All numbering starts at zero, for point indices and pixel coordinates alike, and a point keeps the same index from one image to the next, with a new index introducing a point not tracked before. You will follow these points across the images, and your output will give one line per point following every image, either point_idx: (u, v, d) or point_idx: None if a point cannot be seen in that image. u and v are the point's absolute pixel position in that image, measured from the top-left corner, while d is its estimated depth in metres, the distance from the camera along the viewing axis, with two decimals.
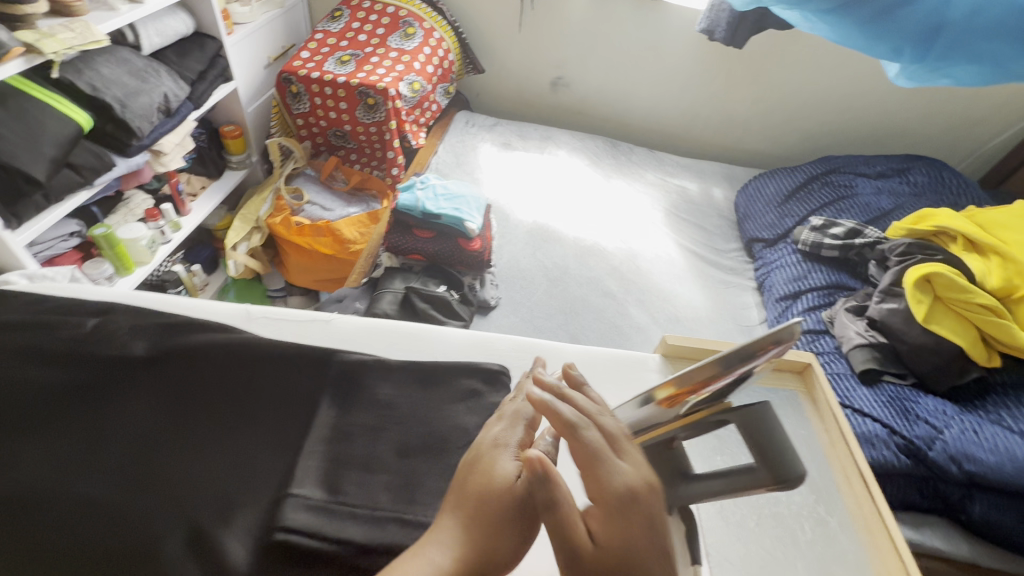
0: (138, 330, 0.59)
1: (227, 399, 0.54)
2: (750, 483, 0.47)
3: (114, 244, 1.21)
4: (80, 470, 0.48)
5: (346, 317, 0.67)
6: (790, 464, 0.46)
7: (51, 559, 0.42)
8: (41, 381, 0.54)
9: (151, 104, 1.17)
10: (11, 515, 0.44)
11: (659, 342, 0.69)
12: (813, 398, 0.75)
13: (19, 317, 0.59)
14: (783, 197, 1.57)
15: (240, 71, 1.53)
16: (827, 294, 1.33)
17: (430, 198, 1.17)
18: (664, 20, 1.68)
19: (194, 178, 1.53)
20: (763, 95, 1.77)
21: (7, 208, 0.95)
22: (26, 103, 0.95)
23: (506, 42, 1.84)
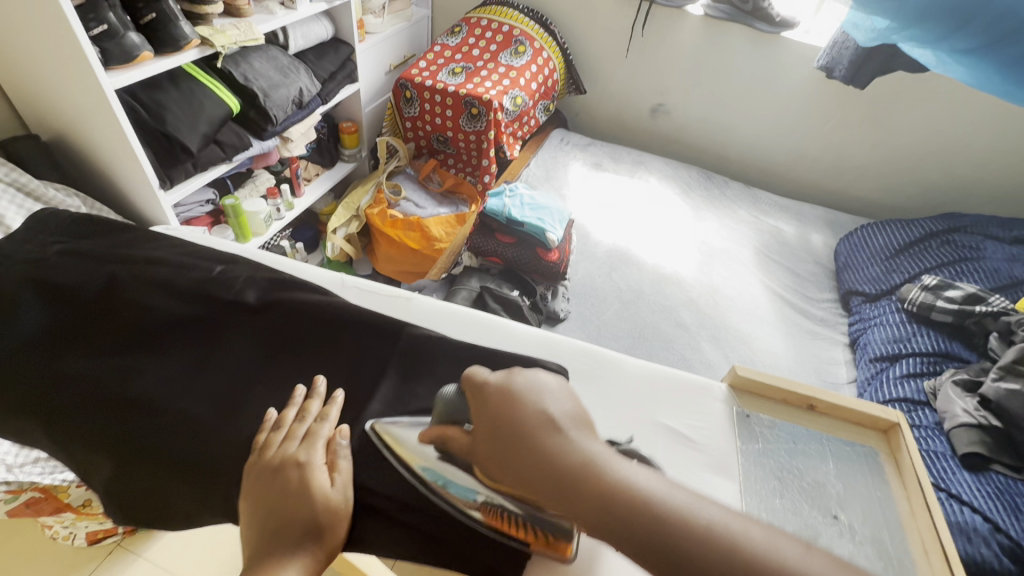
0: (250, 281, 0.65)
1: (312, 350, 0.60)
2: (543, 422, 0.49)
3: (238, 214, 1.37)
4: (195, 387, 0.55)
5: (425, 298, 0.70)
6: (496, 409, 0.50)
7: (169, 454, 0.50)
8: (169, 309, 0.61)
9: (288, 97, 1.32)
10: (142, 414, 0.53)
11: (727, 371, 0.64)
12: (893, 460, 0.59)
13: (159, 254, 0.68)
14: (893, 251, 1.44)
15: (364, 74, 1.69)
16: (933, 362, 1.20)
17: (516, 206, 1.22)
18: (780, 55, 1.63)
19: (311, 165, 1.70)
20: (882, 140, 1.64)
21: (164, 171, 1.11)
22: (193, 86, 1.12)
23: (611, 66, 1.87)
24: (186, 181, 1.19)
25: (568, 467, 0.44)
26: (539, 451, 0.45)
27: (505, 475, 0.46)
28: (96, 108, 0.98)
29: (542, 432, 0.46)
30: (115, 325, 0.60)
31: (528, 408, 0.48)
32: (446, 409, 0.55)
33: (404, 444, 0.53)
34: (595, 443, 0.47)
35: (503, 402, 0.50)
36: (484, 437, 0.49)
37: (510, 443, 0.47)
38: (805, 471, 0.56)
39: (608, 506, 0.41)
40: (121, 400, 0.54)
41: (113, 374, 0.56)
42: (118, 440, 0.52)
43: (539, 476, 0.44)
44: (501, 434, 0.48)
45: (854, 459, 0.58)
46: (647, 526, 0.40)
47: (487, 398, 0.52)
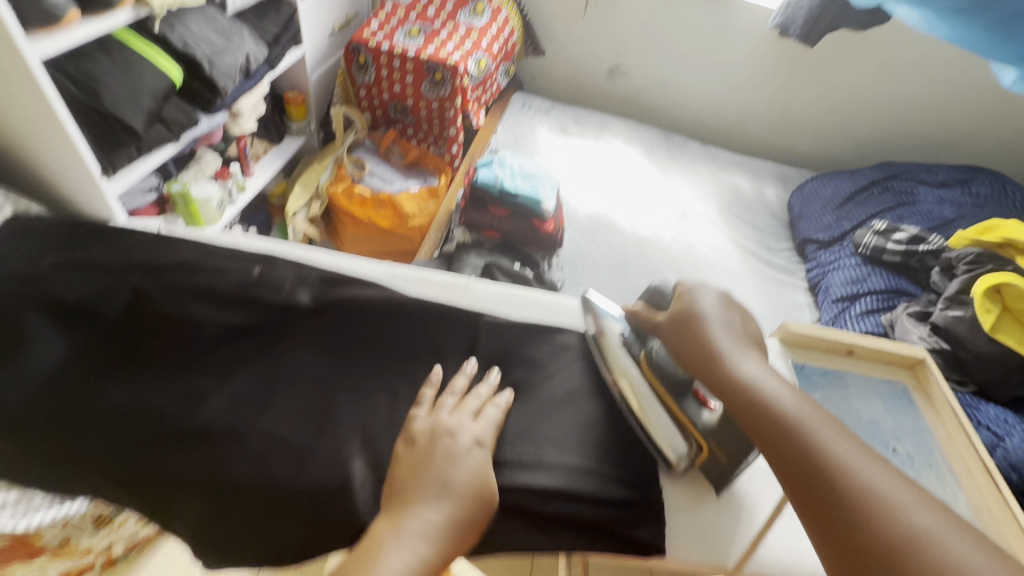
0: (302, 280, 0.58)
1: (382, 347, 0.55)
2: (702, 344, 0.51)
3: (188, 202, 1.22)
4: (271, 404, 0.49)
5: (484, 284, 0.67)
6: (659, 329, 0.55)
7: (259, 480, 0.44)
8: (214, 324, 0.55)
9: (235, 64, 1.17)
10: (219, 440, 0.47)
11: (778, 327, 0.66)
12: (925, 393, 0.65)
13: (187, 259, 0.60)
14: (841, 200, 1.58)
15: (309, 37, 1.52)
16: (887, 298, 1.34)
17: (508, 176, 1.18)
18: (733, 14, 1.67)
19: (258, 141, 1.55)
20: (824, 96, 1.76)
21: (105, 158, 0.95)
22: (127, 54, 0.95)
23: (568, 26, 1.83)
24: (130, 167, 1.03)
25: (727, 370, 0.48)
26: (714, 352, 0.50)
27: (681, 362, 0.52)
28: (15, 86, 0.81)
29: (719, 337, 0.51)
30: (156, 352, 0.53)
31: (710, 317, 0.53)
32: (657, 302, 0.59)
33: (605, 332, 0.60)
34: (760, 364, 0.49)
35: (690, 311, 0.54)
36: (676, 329, 0.54)
37: (684, 347, 0.52)
38: (862, 410, 0.62)
39: (756, 409, 0.45)
40: (192, 431, 0.47)
41: (176, 405, 0.49)
42: (196, 472, 0.45)
43: (701, 365, 0.50)
44: (684, 330, 0.53)
45: (893, 397, 0.64)
46: (779, 433, 0.43)
47: (682, 305, 0.55)
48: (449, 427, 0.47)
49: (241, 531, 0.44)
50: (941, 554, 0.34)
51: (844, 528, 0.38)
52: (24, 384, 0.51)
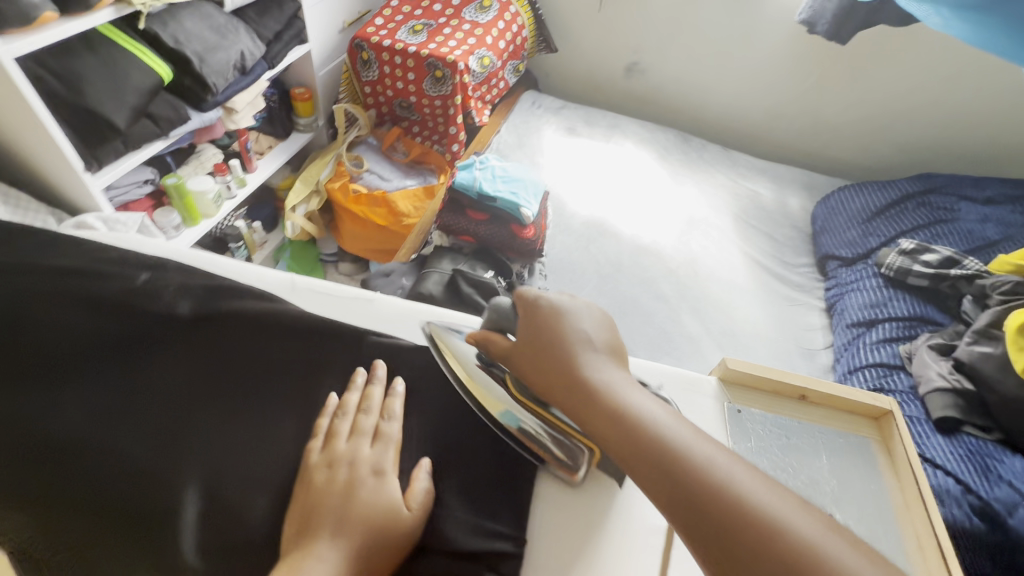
0: (184, 289, 0.54)
1: (249, 367, 0.51)
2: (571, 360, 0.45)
3: (183, 195, 1.25)
4: (120, 419, 0.46)
5: (388, 298, 0.60)
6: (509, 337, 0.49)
7: (85, 504, 0.42)
8: (83, 327, 0.51)
9: (228, 61, 1.18)
10: (58, 455, 0.44)
11: (717, 363, 0.60)
12: (886, 448, 0.57)
13: (78, 262, 0.57)
14: (869, 214, 1.43)
15: (316, 34, 1.54)
16: (908, 327, 1.20)
17: (488, 179, 1.14)
18: (760, 7, 1.55)
19: (263, 137, 1.57)
20: (861, 98, 1.60)
21: (90, 151, 0.99)
22: (112, 51, 0.98)
23: (583, 21, 1.76)
24: (118, 160, 1.06)
25: (588, 387, 0.43)
26: (581, 378, 0.43)
27: (538, 388, 0.46)
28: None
29: (578, 350, 0.45)
30: (27, 355, 0.49)
31: (567, 328, 0.46)
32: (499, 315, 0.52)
33: (456, 355, 0.52)
34: (622, 372, 0.44)
35: (546, 325, 0.47)
36: (529, 353, 0.47)
37: (546, 373, 0.45)
38: (800, 468, 0.55)
39: (626, 428, 0.40)
40: (38, 441, 0.44)
41: (24, 414, 0.46)
42: (36, 488, 0.43)
43: (559, 385, 0.44)
44: (540, 349, 0.46)
45: (846, 452, 0.56)
46: (644, 451, 0.38)
47: (534, 318, 0.48)
48: (347, 456, 0.45)
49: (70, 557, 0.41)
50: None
51: (728, 550, 0.33)
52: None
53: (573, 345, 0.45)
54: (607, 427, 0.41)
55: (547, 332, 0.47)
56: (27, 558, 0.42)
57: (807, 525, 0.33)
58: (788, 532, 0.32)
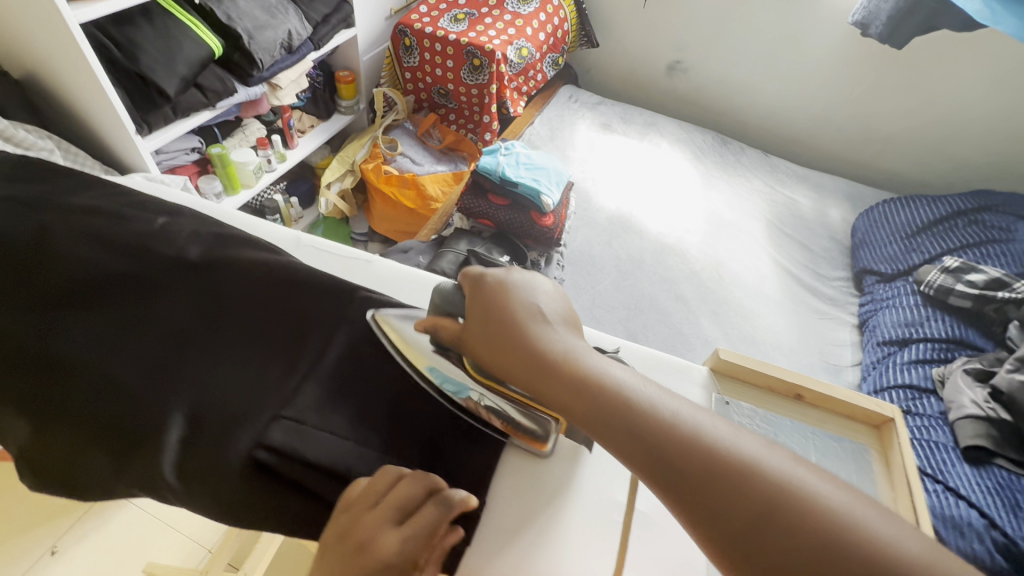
0: (196, 236, 0.56)
1: (249, 310, 0.51)
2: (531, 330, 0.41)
3: (226, 164, 1.32)
4: (121, 345, 0.47)
5: (387, 261, 0.61)
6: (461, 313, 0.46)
7: (80, 420, 0.43)
8: (90, 260, 0.51)
9: (275, 40, 1.24)
10: (59, 372, 0.45)
11: (710, 354, 0.58)
12: (884, 457, 0.54)
13: (100, 202, 0.57)
14: (914, 229, 1.36)
15: (363, 19, 1.59)
16: (945, 349, 1.13)
17: (511, 165, 1.15)
18: (813, 8, 1.49)
19: (306, 116, 1.63)
20: (917, 108, 1.51)
21: (141, 116, 1.06)
22: (169, 23, 1.05)
23: (627, 17, 1.74)
24: (167, 127, 1.14)
25: (548, 357, 0.39)
26: (542, 349, 0.39)
27: (491, 367, 0.42)
28: (62, 45, 0.92)
29: (531, 323, 0.41)
30: (42, 280, 0.50)
31: (514, 300, 0.42)
32: (445, 298, 0.47)
33: (399, 335, 0.49)
34: (581, 339, 0.41)
35: (494, 300, 0.43)
36: (483, 332, 0.42)
37: (502, 348, 0.41)
38: None
39: (594, 398, 0.36)
40: (40, 359, 0.45)
41: (30, 330, 0.47)
42: (33, 402, 0.44)
43: (515, 360, 0.40)
44: (489, 324, 0.42)
45: (841, 456, 0.53)
46: (622, 420, 0.34)
47: (482, 293, 0.44)
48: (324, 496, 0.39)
49: (66, 465, 0.43)
50: (858, 532, 0.28)
51: (722, 510, 0.30)
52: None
53: (529, 314, 0.42)
54: (581, 400, 0.36)
55: (497, 305, 0.43)
56: (21, 465, 0.44)
57: (793, 470, 0.31)
58: (778, 478, 0.30)
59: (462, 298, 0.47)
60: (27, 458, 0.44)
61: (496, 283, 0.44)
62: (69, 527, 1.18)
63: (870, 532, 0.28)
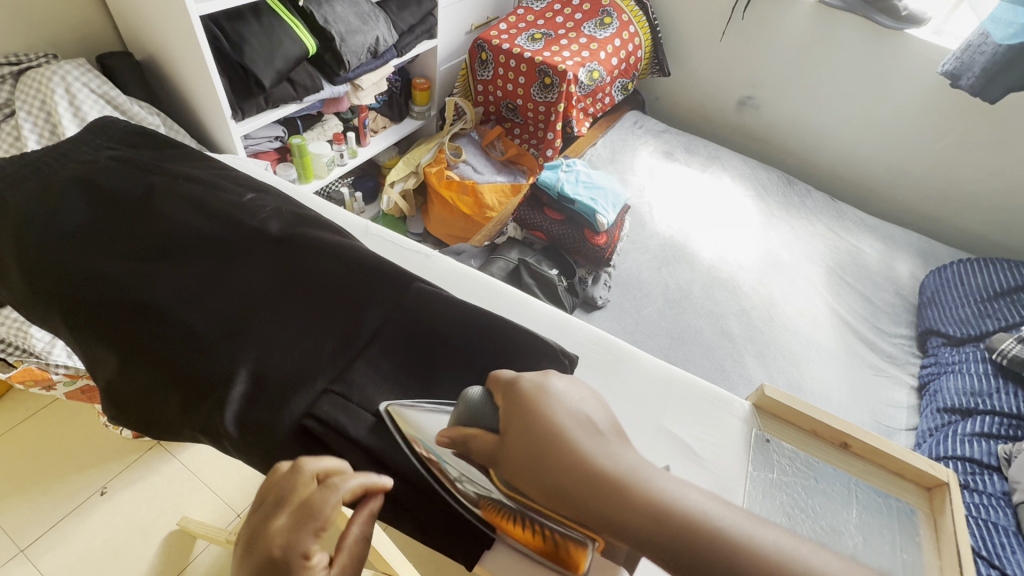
0: (276, 212, 0.60)
1: (315, 286, 0.55)
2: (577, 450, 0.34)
3: (303, 154, 1.41)
4: (201, 303, 0.51)
5: (445, 257, 0.64)
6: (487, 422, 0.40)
7: (161, 364, 0.47)
8: (184, 222, 0.56)
9: (364, 44, 1.33)
10: (147, 319, 0.49)
11: (754, 389, 0.57)
12: (932, 522, 0.51)
13: (199, 171, 0.62)
14: (990, 294, 1.27)
15: (445, 31, 1.67)
16: (1014, 426, 1.05)
17: (570, 182, 1.17)
18: (900, 54, 1.44)
19: (380, 117, 1.72)
20: (1005, 167, 1.43)
21: (238, 103, 1.16)
22: (273, 22, 1.14)
23: (703, 50, 1.74)
24: (258, 115, 1.23)
25: (609, 485, 0.34)
26: (599, 477, 0.34)
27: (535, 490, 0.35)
28: (182, 34, 1.03)
29: (579, 440, 0.35)
30: (141, 234, 0.55)
31: (557, 411, 0.36)
32: (472, 408, 0.42)
33: (415, 427, 0.45)
34: (634, 453, 0.36)
35: (530, 408, 0.38)
36: (519, 451, 0.36)
37: (545, 472, 0.35)
38: (822, 513, 0.50)
39: (673, 534, 0.31)
40: (133, 302, 0.50)
41: (126, 278, 0.51)
42: (124, 340, 0.48)
43: (573, 484, 0.33)
44: (531, 439, 0.36)
45: (884, 513, 0.51)
46: (710, 562, 0.30)
47: (518, 397, 0.38)
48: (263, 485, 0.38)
49: (145, 402, 0.47)
50: None
51: None
52: (34, 234, 0.53)
53: (575, 427, 0.36)
54: (657, 535, 0.32)
55: (531, 418, 0.37)
56: (106, 397, 0.48)
57: None
58: None
59: (490, 408, 0.40)
60: (112, 389, 0.48)
61: (526, 391, 0.38)
62: (119, 472, 1.28)
63: None
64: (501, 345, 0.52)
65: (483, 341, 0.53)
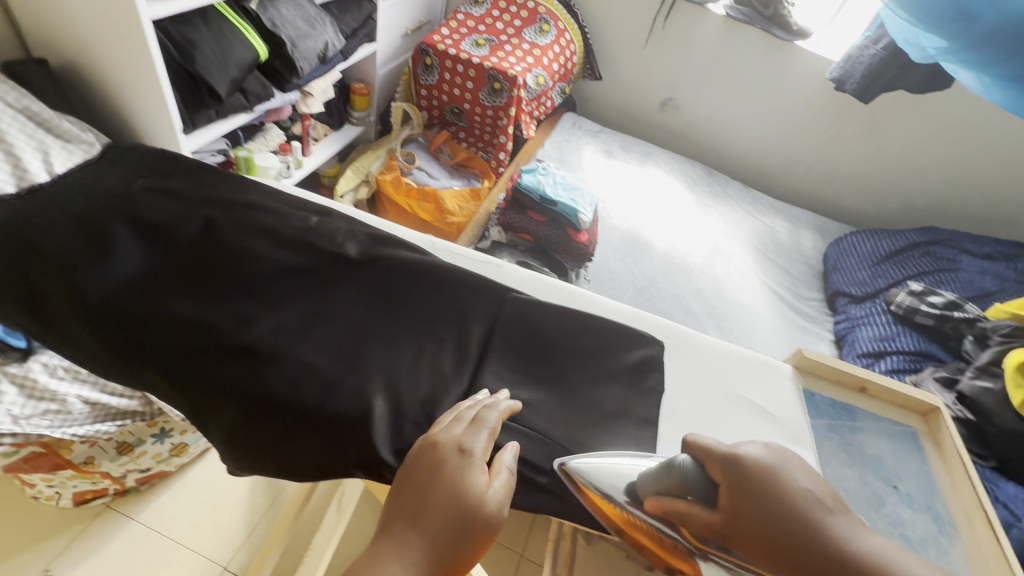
0: (352, 234, 0.60)
1: (415, 307, 0.56)
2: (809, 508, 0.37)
3: (250, 168, 1.29)
4: (311, 337, 0.51)
5: (515, 265, 0.68)
6: (686, 476, 0.41)
7: (290, 405, 0.46)
8: (268, 257, 0.55)
9: (314, 49, 1.25)
10: (260, 360, 0.48)
11: (793, 354, 0.68)
12: (934, 440, 0.65)
13: (253, 197, 0.60)
14: (879, 258, 1.57)
15: (384, 35, 1.63)
16: (914, 361, 1.32)
17: (550, 184, 1.23)
18: (792, 62, 1.70)
19: (320, 124, 1.64)
20: (873, 154, 1.76)
21: (188, 115, 1.05)
22: (223, 27, 1.04)
23: (628, 55, 1.89)
24: (207, 127, 1.12)
25: (850, 558, 0.34)
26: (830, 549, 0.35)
27: (773, 565, 0.36)
28: (125, 37, 0.91)
29: (817, 516, 0.36)
30: (214, 272, 0.53)
31: (794, 488, 0.38)
32: (678, 475, 0.42)
33: (592, 477, 0.45)
34: (862, 529, 0.37)
35: (762, 484, 0.39)
36: (746, 517, 0.37)
37: (773, 527, 0.36)
38: (865, 446, 0.62)
39: None
40: (233, 345, 0.49)
41: (224, 319, 0.50)
42: (239, 385, 0.47)
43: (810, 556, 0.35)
44: (767, 512, 0.37)
45: (900, 437, 0.64)
46: None
47: (742, 474, 0.39)
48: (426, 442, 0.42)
49: (277, 444, 0.45)
50: None
51: None
52: (90, 281, 0.50)
53: (804, 495, 0.38)
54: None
55: (762, 487, 0.38)
56: (232, 445, 0.46)
57: None
58: None
59: (704, 476, 0.41)
60: (231, 438, 0.46)
61: (751, 459, 0.40)
62: (64, 548, 1.09)
63: None
64: (600, 344, 0.58)
65: (583, 342, 0.57)
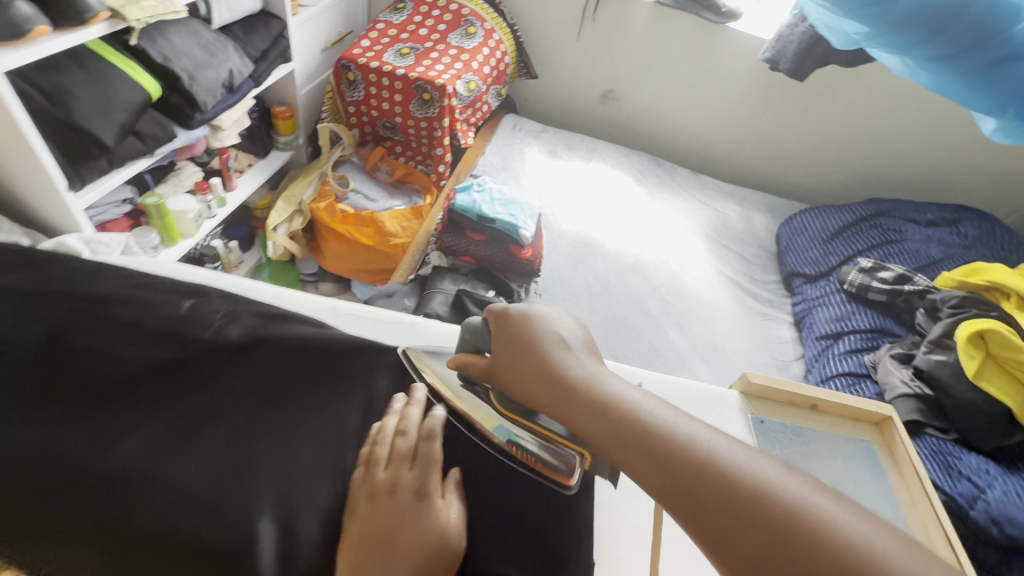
0: (232, 316, 0.59)
1: (310, 395, 0.54)
2: (529, 335, 0.48)
3: (164, 215, 1.20)
4: (188, 450, 0.47)
5: (429, 321, 0.69)
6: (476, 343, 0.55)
7: (155, 540, 0.42)
8: (133, 357, 0.54)
9: (217, 79, 1.15)
10: (123, 489, 0.44)
11: (739, 378, 0.66)
12: (889, 451, 0.64)
13: (116, 289, 0.60)
14: (829, 234, 1.57)
15: (300, 53, 1.52)
16: (871, 338, 1.32)
17: (486, 202, 1.18)
18: (725, 43, 1.67)
19: (243, 154, 1.53)
20: (814, 129, 1.75)
21: (73, 170, 0.95)
22: (102, 68, 0.94)
23: (562, 50, 1.84)
24: (101, 179, 1.03)
25: (568, 379, 0.43)
26: (548, 369, 0.44)
27: (517, 386, 0.46)
28: None
29: (551, 349, 0.45)
30: (65, 382, 0.51)
31: (541, 330, 0.47)
32: (474, 336, 0.56)
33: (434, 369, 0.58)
34: (596, 364, 0.45)
35: (521, 331, 0.48)
36: (508, 357, 0.48)
37: (512, 360, 0.47)
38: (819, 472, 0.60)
39: (589, 402, 0.40)
40: (88, 477, 0.44)
41: (77, 441, 0.46)
42: (90, 524, 0.42)
43: (540, 379, 0.44)
44: (516, 350, 0.47)
45: (853, 453, 0.63)
46: (628, 431, 0.38)
47: (506, 325, 0.50)
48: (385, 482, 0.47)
49: None
50: (727, 467, 0.34)
51: (688, 488, 0.34)
52: None
53: (536, 336, 0.47)
54: (562, 391, 0.42)
55: (517, 334, 0.48)
56: None
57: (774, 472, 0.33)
58: (729, 466, 0.34)
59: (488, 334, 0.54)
60: None
61: (522, 315, 0.49)
62: None
63: (763, 480, 0.33)
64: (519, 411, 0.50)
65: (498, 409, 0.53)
